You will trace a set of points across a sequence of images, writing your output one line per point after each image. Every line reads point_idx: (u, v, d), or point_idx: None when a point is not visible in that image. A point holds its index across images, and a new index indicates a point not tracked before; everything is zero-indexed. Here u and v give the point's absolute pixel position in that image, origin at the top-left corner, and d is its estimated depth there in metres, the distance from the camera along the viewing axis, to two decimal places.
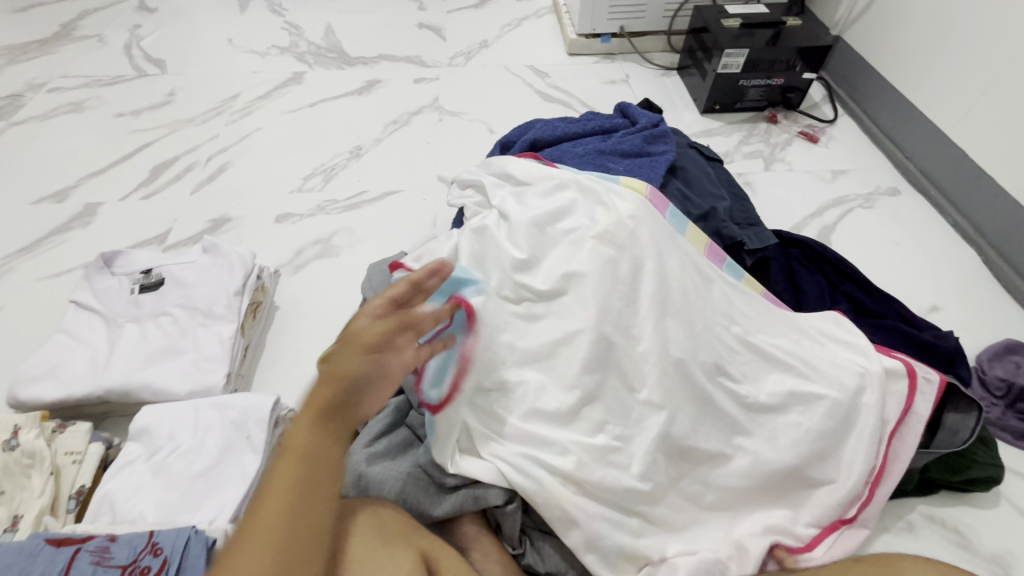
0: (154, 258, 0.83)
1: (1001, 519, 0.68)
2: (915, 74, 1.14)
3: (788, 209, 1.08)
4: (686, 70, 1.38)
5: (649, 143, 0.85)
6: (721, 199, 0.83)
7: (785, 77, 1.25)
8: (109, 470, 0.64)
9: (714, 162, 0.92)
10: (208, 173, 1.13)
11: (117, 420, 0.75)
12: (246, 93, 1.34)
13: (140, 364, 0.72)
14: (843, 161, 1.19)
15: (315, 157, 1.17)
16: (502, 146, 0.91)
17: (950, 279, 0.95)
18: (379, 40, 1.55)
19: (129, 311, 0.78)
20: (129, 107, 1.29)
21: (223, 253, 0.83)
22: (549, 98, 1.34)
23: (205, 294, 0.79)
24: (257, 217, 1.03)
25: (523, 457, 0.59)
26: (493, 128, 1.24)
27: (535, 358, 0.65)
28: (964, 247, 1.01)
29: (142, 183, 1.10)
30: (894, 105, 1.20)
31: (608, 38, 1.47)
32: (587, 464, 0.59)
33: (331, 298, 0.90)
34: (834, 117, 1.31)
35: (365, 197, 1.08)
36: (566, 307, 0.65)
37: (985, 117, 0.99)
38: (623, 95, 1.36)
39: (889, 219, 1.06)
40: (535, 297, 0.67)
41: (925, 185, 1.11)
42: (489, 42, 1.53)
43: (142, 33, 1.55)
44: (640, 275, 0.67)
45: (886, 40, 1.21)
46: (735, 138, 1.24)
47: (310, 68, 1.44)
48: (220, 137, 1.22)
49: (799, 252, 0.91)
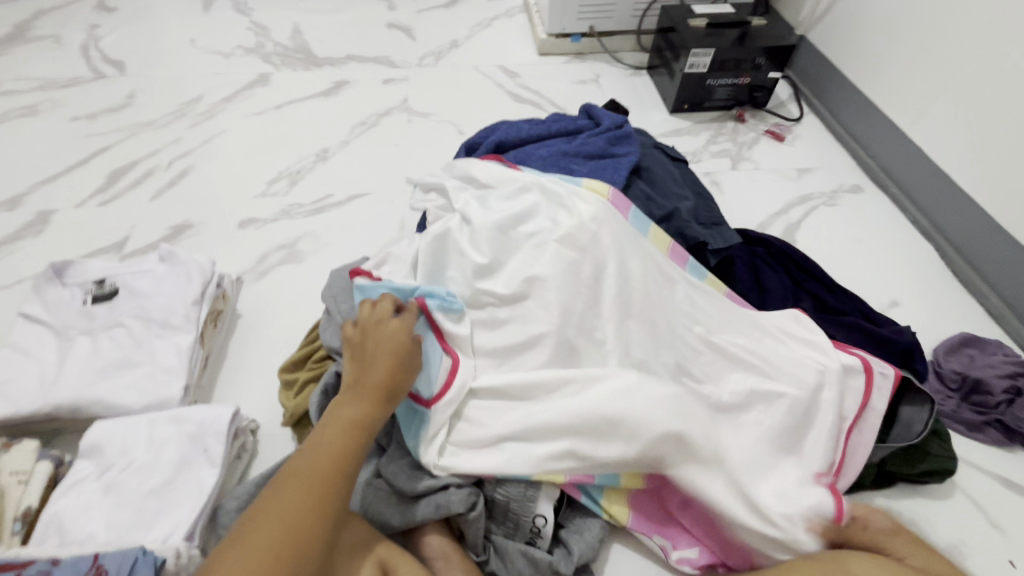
0: (109, 268, 0.81)
1: (956, 510, 0.70)
2: (876, 73, 1.16)
3: (755, 207, 1.09)
4: (655, 69, 1.39)
5: (613, 144, 0.85)
6: (685, 199, 0.84)
7: (751, 76, 1.27)
8: (58, 490, 0.61)
9: (678, 162, 0.93)
10: (168, 178, 1.10)
11: (69, 436, 0.73)
12: (210, 95, 1.31)
13: (92, 378, 0.70)
14: (808, 160, 1.21)
15: (281, 161, 1.14)
16: (468, 148, 0.90)
17: (910, 275, 0.98)
18: (348, 40, 1.52)
19: (81, 323, 0.76)
20: (86, 110, 1.25)
21: (180, 261, 0.80)
22: (519, 98, 1.34)
23: (161, 304, 0.76)
24: (220, 223, 1.01)
25: (489, 463, 0.59)
26: (462, 130, 1.23)
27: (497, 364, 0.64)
28: (923, 243, 1.03)
29: (98, 189, 1.06)
30: (856, 104, 1.22)
31: (578, 38, 1.47)
32: (549, 469, 0.59)
33: (295, 304, 0.88)
34: (799, 115, 1.33)
35: (331, 201, 1.06)
36: (529, 311, 0.65)
37: (940, 115, 1.02)
38: (593, 95, 1.36)
39: (852, 216, 1.08)
40: (498, 301, 0.66)
41: (886, 182, 1.13)
42: (460, 42, 1.52)
43: (100, 33, 1.50)
44: (602, 278, 0.67)
45: (848, 40, 1.23)
46: (703, 137, 1.26)
47: (276, 69, 1.41)
48: (181, 140, 1.18)
49: (763, 250, 0.92)
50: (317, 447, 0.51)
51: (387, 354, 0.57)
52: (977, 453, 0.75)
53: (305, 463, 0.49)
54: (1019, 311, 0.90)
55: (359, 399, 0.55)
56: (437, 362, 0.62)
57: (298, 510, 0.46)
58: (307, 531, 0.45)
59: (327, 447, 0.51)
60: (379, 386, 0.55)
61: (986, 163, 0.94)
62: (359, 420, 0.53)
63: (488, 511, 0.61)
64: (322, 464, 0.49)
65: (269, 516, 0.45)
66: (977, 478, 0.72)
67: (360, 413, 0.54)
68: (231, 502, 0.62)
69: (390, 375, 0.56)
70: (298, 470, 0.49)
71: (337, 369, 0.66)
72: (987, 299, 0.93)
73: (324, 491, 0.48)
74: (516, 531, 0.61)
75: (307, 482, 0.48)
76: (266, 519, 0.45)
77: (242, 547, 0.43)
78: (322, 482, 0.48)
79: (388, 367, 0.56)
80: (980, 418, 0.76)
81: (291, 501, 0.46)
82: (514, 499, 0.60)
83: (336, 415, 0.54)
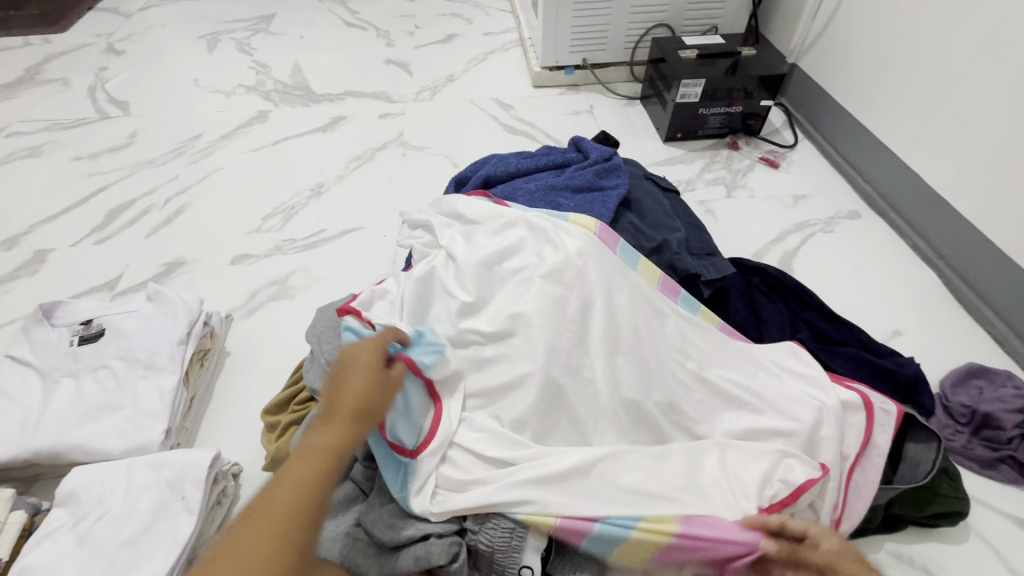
0: (97, 308, 0.81)
1: (971, 554, 0.66)
2: (868, 99, 1.16)
3: (750, 235, 1.07)
4: (648, 99, 1.40)
5: (601, 177, 0.85)
6: (675, 231, 0.83)
7: (743, 104, 1.27)
8: (30, 541, 0.60)
9: (669, 194, 0.92)
10: (165, 215, 1.11)
11: (48, 482, 0.71)
12: (209, 133, 1.34)
13: (73, 422, 0.69)
14: (805, 186, 1.20)
15: (276, 196, 1.15)
16: (457, 183, 0.90)
17: (912, 303, 0.95)
18: (346, 77, 1.56)
19: (66, 365, 0.75)
20: (89, 150, 1.27)
21: (168, 300, 0.80)
22: (513, 130, 1.35)
23: (146, 345, 0.76)
24: (213, 260, 1.01)
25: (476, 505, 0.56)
26: (456, 162, 1.24)
27: (483, 404, 0.63)
28: (923, 268, 1.01)
29: (95, 228, 1.07)
30: (850, 129, 1.22)
31: (572, 70, 1.49)
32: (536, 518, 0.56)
33: (284, 342, 0.88)
34: (794, 142, 1.32)
35: (324, 236, 1.06)
36: (514, 349, 0.63)
37: (934, 139, 1.01)
38: (587, 126, 1.37)
39: (850, 243, 1.06)
40: (483, 339, 0.65)
41: (883, 207, 1.12)
42: (456, 76, 1.55)
43: (107, 75, 1.55)
44: (589, 314, 0.66)
45: (839, 67, 1.24)
46: (697, 165, 1.25)
47: (275, 106, 1.44)
48: (179, 178, 1.20)
49: (759, 280, 0.91)
50: (283, 475, 0.44)
51: (365, 373, 0.52)
52: (991, 492, 0.71)
53: (270, 500, 0.41)
54: None
55: (336, 424, 0.48)
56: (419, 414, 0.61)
57: (260, 549, 0.38)
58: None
59: (295, 480, 0.43)
60: (359, 407, 0.49)
61: (983, 187, 0.92)
62: (336, 446, 0.46)
63: (471, 562, 0.58)
64: (289, 500, 0.41)
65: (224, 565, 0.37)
66: (992, 518, 0.69)
67: (336, 439, 0.47)
68: None
69: (369, 394, 0.51)
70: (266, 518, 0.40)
71: None
72: (993, 326, 0.90)
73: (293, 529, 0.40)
74: None
75: (274, 522, 0.40)
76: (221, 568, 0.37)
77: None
78: (294, 519, 0.41)
79: (366, 387, 0.51)
80: (993, 455, 0.72)
81: (255, 544, 0.39)
82: (498, 549, 0.56)
83: (309, 442, 0.46)
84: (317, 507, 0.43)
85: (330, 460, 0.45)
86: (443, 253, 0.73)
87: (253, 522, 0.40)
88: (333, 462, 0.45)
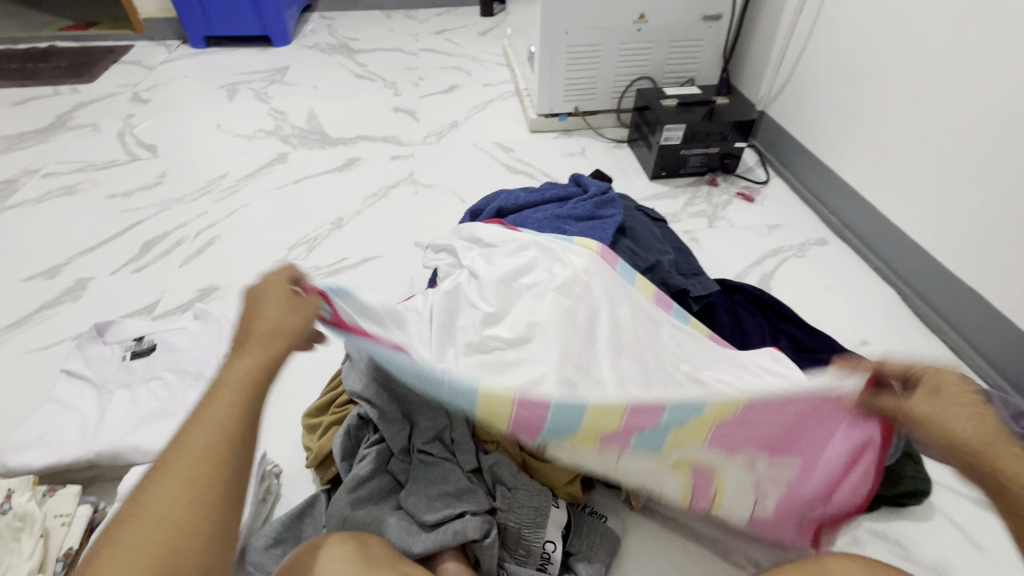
0: (146, 327, 0.89)
1: (937, 530, 0.74)
2: (828, 140, 1.32)
3: (731, 259, 1.20)
4: (635, 142, 1.56)
5: (600, 208, 0.97)
6: (666, 254, 0.95)
7: (720, 146, 1.42)
8: (96, 531, 0.65)
9: (659, 223, 1.05)
10: (197, 246, 1.20)
11: (101, 484, 0.77)
12: (234, 172, 1.45)
13: (131, 426, 0.76)
14: (778, 217, 1.34)
15: (300, 229, 1.26)
16: (471, 214, 1.01)
17: (876, 317, 1.07)
18: (358, 123, 1.70)
19: (120, 377, 0.82)
20: (121, 189, 1.37)
21: (213, 318, 0.89)
22: (514, 169, 1.49)
23: (195, 358, 0.84)
24: (244, 285, 1.10)
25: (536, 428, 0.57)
26: (464, 198, 1.36)
27: None
28: (885, 287, 1.14)
29: (132, 258, 1.16)
30: (814, 167, 1.37)
31: (565, 117, 1.65)
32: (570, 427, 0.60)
33: (314, 357, 0.96)
34: (766, 178, 1.48)
35: (346, 264, 1.16)
36: (532, 353, 0.72)
37: (886, 174, 1.16)
38: (580, 166, 1.52)
39: (820, 266, 1.19)
40: (504, 345, 0.74)
41: (847, 235, 1.26)
42: (459, 122, 1.70)
43: (135, 121, 1.67)
44: (596, 321, 0.75)
45: (803, 113, 1.40)
46: (681, 200, 1.39)
47: (294, 148, 1.56)
48: (208, 213, 1.30)
49: (742, 297, 1.02)
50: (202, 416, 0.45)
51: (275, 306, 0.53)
52: (953, 477, 0.80)
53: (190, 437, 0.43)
54: (978, 345, 0.98)
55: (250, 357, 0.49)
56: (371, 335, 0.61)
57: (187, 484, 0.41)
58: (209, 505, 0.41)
59: (209, 420, 0.45)
60: (272, 340, 0.50)
61: (930, 215, 1.06)
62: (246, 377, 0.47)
63: (501, 541, 0.65)
64: (202, 442, 0.43)
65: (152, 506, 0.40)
66: (954, 499, 0.78)
67: (246, 367, 0.48)
68: (261, 538, 0.67)
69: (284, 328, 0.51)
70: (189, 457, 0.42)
71: (360, 412, 0.73)
72: (948, 335, 1.02)
73: (223, 454, 0.43)
74: (527, 559, 0.65)
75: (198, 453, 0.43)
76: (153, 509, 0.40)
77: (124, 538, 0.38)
78: (213, 447, 0.43)
79: (277, 322, 0.51)
80: None
81: (172, 487, 0.41)
82: (526, 525, 0.65)
83: (219, 383, 0.47)
84: (239, 437, 0.45)
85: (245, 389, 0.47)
86: (467, 272, 0.84)
87: (175, 464, 0.42)
88: (255, 385, 0.47)
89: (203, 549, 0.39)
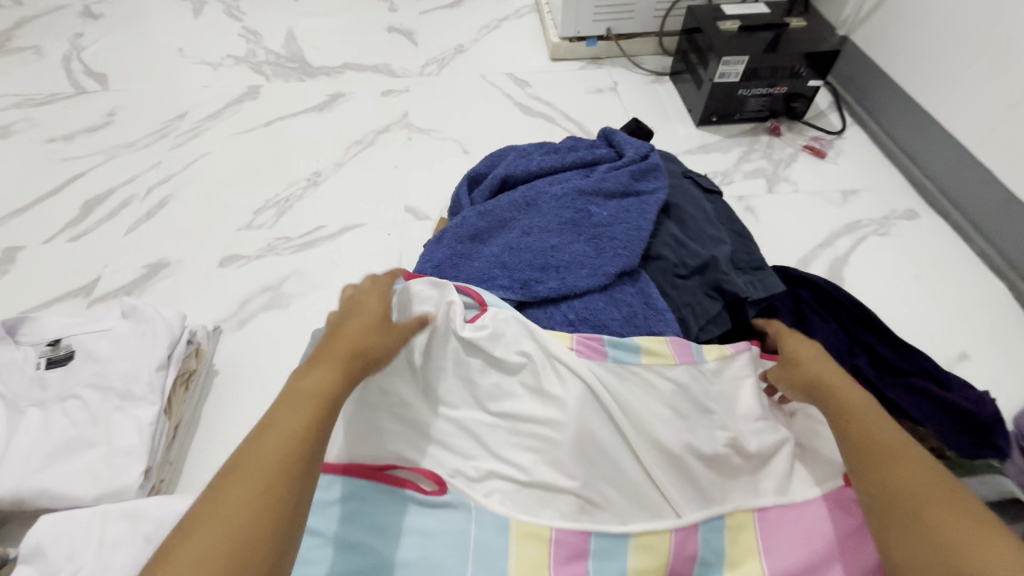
0: (66, 325, 0.71)
1: None
2: (930, 83, 1.03)
3: (795, 238, 0.96)
4: (679, 76, 1.26)
5: (637, 179, 0.73)
6: (722, 243, 0.70)
7: (789, 85, 1.13)
8: None
9: (712, 194, 0.80)
10: (147, 208, 1.00)
11: (20, 523, 0.64)
12: (196, 111, 1.22)
13: (38, 464, 0.61)
14: (856, 179, 1.07)
15: (268, 186, 1.04)
16: (470, 181, 0.79)
17: (978, 320, 0.85)
18: (346, 47, 1.41)
19: (32, 393, 0.66)
20: (63, 131, 1.16)
21: (146, 317, 0.70)
22: (530, 111, 1.22)
23: (121, 371, 0.67)
24: (200, 261, 0.92)
25: None
26: (467, 149, 1.12)
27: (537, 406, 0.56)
28: (992, 280, 0.91)
29: (70, 222, 0.97)
30: (909, 115, 1.07)
31: (594, 41, 1.34)
32: None
33: (279, 362, 0.80)
34: (842, 127, 1.18)
35: (320, 234, 0.96)
36: (558, 414, 0.55)
37: (1017, 132, 0.88)
38: (611, 106, 1.24)
39: (909, 248, 0.95)
40: (522, 391, 0.57)
41: (945, 207, 1.00)
42: (465, 47, 1.40)
43: (84, 43, 1.41)
44: (624, 373, 0.58)
45: (900, 42, 1.09)
46: (735, 154, 1.12)
47: (268, 80, 1.30)
48: (162, 164, 1.09)
49: (809, 294, 0.79)
50: (279, 417, 0.42)
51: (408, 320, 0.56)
52: None
53: (279, 417, 0.42)
54: None
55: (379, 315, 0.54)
56: (414, 492, 0.53)
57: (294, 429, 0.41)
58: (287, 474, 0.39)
59: (290, 417, 0.42)
60: (317, 392, 0.44)
61: None
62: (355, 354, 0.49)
63: None
64: (284, 434, 0.41)
65: (222, 510, 0.36)
66: None
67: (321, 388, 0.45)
68: None
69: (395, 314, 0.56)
70: (272, 444, 0.40)
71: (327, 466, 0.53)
72: None
73: (316, 415, 0.43)
74: None
75: (281, 433, 0.41)
76: (283, 421, 0.42)
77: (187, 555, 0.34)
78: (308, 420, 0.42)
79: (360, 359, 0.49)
80: None
81: (281, 428, 0.41)
82: None
83: (294, 390, 0.44)
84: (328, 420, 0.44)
85: (347, 364, 0.48)
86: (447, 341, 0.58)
87: (270, 428, 0.41)
88: (376, 321, 0.52)
89: (353, 365, 0.48)
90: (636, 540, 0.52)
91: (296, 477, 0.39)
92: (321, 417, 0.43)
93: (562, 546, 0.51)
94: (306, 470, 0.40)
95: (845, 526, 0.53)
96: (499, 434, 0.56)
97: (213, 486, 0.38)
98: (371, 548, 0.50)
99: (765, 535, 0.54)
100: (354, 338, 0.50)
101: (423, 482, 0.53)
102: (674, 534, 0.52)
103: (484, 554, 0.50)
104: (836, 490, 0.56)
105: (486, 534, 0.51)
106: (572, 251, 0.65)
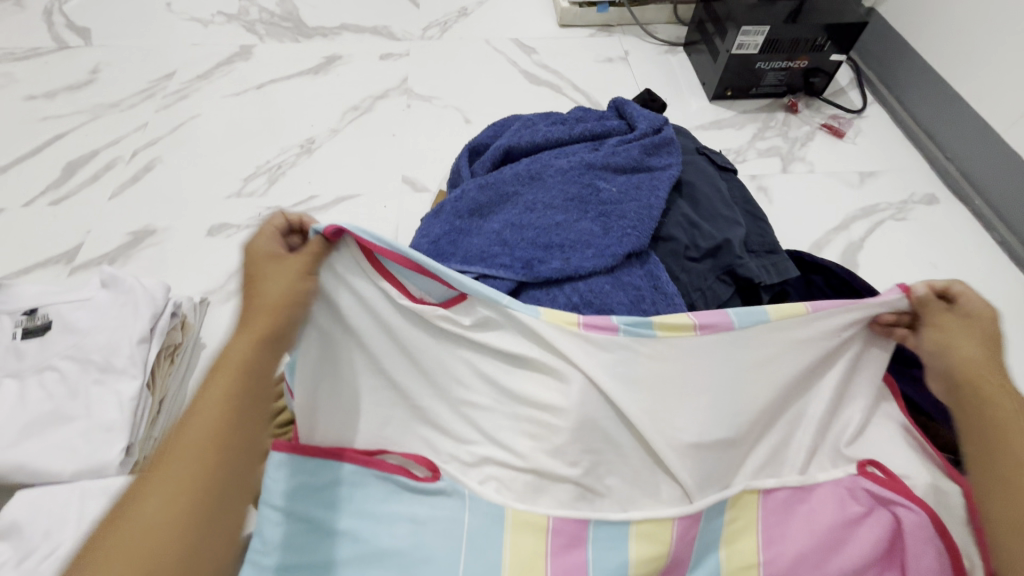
0: (43, 293, 0.68)
1: None
2: (960, 60, 0.97)
3: (810, 220, 0.92)
4: (694, 46, 1.20)
5: (649, 154, 0.69)
6: (736, 225, 0.67)
7: (809, 58, 1.07)
8: None
9: (726, 172, 0.76)
10: (132, 171, 0.96)
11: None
12: (184, 71, 1.15)
13: (14, 437, 0.58)
14: (875, 160, 1.02)
15: (260, 152, 1.00)
16: (471, 151, 0.75)
17: (995, 311, 0.82)
18: (343, 6, 1.33)
19: (7, 364, 0.63)
20: (43, 88, 1.10)
21: (126, 287, 0.67)
22: (536, 79, 1.16)
23: (100, 343, 0.64)
24: (187, 228, 0.88)
25: None
26: (469, 118, 1.07)
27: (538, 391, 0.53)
28: (1011, 270, 0.87)
29: (51, 185, 0.93)
30: (935, 94, 1.02)
31: (605, 7, 1.27)
32: None
33: None
34: (862, 105, 1.12)
35: (313, 204, 0.92)
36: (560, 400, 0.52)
37: None
38: (622, 77, 1.18)
39: (926, 235, 0.91)
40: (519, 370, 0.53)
41: (966, 192, 0.96)
42: (469, 10, 1.32)
43: None
44: None
45: (931, 15, 1.02)
46: (749, 131, 1.07)
47: (261, 40, 1.24)
48: (148, 127, 1.03)
49: (823, 280, 0.74)
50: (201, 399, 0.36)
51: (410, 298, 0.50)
52: None
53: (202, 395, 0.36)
54: None
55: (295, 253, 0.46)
56: (408, 480, 0.51)
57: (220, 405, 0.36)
58: (225, 438, 0.35)
59: (213, 393, 0.36)
60: (243, 363, 0.38)
61: None
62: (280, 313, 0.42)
63: None
64: (210, 416, 0.35)
65: (139, 511, 0.31)
66: None
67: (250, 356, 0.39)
68: None
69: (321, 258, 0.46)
70: (195, 429, 0.34)
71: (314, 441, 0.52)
72: None
73: (242, 388, 0.37)
74: None
75: (206, 415, 0.35)
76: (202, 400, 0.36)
77: (100, 565, 0.29)
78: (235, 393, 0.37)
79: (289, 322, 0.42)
80: None
81: (205, 410, 0.35)
82: None
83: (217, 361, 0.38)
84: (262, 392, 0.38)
85: (265, 324, 0.41)
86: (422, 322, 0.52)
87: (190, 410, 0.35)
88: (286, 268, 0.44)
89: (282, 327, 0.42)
90: (636, 529, 0.49)
91: (226, 460, 0.34)
92: (252, 387, 0.38)
93: (559, 534, 0.49)
94: (238, 447, 0.35)
95: (850, 514, 0.51)
96: (495, 418, 0.52)
97: (131, 488, 0.33)
98: (363, 535, 0.48)
99: (767, 523, 0.52)
100: (276, 297, 0.42)
101: (417, 469, 0.52)
102: (677, 522, 0.49)
103: (477, 544, 0.48)
104: (848, 479, 0.53)
105: (480, 522, 0.49)
106: (578, 229, 0.61)
